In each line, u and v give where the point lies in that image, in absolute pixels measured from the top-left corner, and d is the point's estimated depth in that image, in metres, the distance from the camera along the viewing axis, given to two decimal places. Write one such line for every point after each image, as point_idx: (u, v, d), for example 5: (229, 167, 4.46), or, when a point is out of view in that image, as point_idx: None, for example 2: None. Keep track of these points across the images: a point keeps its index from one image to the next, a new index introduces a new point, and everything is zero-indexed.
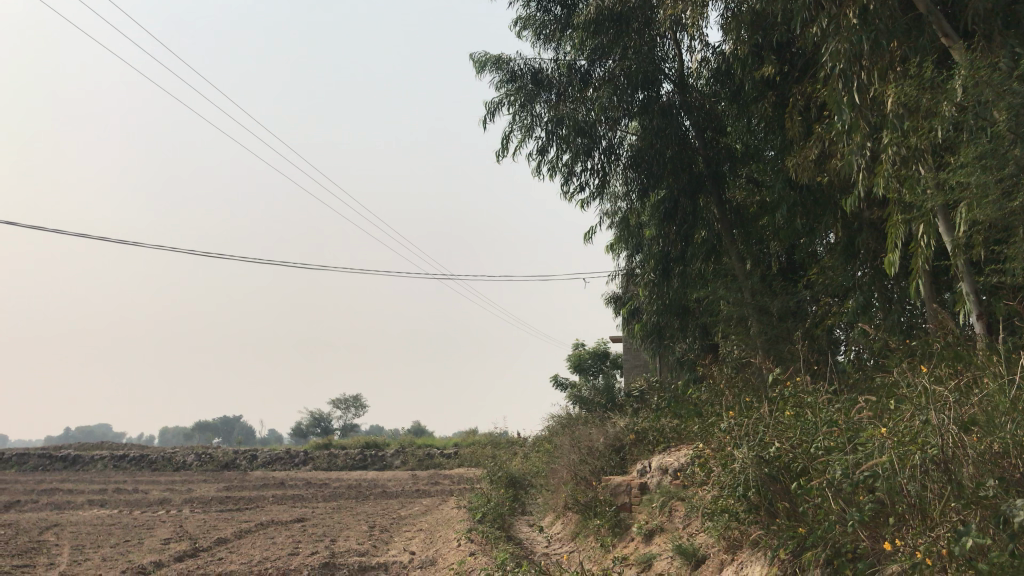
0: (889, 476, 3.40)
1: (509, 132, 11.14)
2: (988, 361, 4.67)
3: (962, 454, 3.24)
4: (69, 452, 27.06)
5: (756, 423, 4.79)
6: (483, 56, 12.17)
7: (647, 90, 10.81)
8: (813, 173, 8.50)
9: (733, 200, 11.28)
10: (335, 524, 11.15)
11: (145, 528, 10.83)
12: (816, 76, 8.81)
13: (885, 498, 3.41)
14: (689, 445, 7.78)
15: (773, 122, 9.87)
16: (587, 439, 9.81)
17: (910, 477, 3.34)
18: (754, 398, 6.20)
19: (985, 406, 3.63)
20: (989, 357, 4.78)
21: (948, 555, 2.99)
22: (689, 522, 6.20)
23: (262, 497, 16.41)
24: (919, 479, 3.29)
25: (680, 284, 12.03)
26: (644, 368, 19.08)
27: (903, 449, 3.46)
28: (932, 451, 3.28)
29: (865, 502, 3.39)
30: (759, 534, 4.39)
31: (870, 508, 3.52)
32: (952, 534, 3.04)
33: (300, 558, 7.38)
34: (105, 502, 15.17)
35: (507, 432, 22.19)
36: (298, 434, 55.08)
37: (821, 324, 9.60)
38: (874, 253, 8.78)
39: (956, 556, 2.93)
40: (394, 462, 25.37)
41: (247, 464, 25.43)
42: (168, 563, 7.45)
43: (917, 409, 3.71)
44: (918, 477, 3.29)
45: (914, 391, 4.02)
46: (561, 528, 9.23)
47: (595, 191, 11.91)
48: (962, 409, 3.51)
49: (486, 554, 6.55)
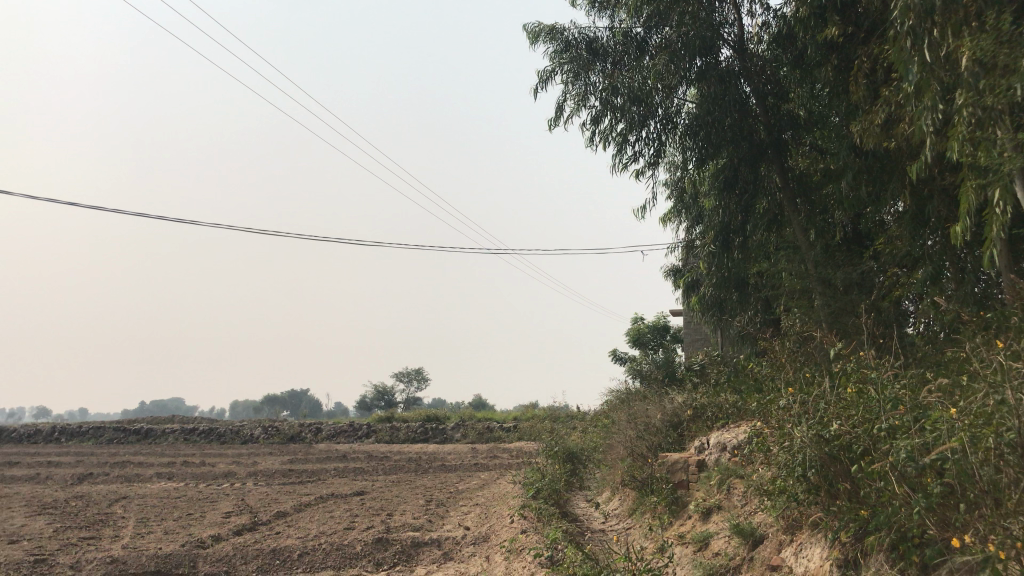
0: (963, 460, 3.17)
1: (562, 102, 10.92)
2: None
3: None
4: (142, 426, 27.88)
5: (816, 400, 4.59)
6: (536, 26, 11.93)
7: (705, 56, 10.49)
8: (880, 138, 8.13)
9: (796, 168, 10.98)
10: (394, 497, 11.22)
11: (208, 500, 11.07)
12: (883, 36, 8.40)
13: (955, 484, 3.20)
14: (749, 421, 7.57)
15: (838, 87, 9.47)
16: (644, 416, 9.65)
17: (984, 461, 3.13)
18: (816, 373, 5.97)
19: None
20: None
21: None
22: (748, 500, 6.03)
23: (323, 470, 16.64)
24: (994, 464, 3.07)
25: (741, 257, 11.70)
26: (705, 342, 18.78)
27: (976, 430, 3.25)
28: (1009, 434, 3.06)
29: (935, 488, 3.18)
30: (819, 515, 4.22)
31: (939, 494, 3.30)
32: None
33: (355, 534, 7.41)
34: (172, 474, 15.55)
35: (566, 406, 22.11)
36: (362, 408, 55.94)
37: (888, 296, 9.26)
38: (944, 222, 8.37)
39: None
40: (454, 435, 25.55)
41: (311, 437, 25.86)
42: (226, 537, 7.56)
43: (994, 387, 3.46)
44: (993, 462, 3.07)
45: (991, 365, 3.78)
46: (617, 505, 9.12)
47: (652, 161, 11.63)
48: None
49: (539, 532, 6.47)
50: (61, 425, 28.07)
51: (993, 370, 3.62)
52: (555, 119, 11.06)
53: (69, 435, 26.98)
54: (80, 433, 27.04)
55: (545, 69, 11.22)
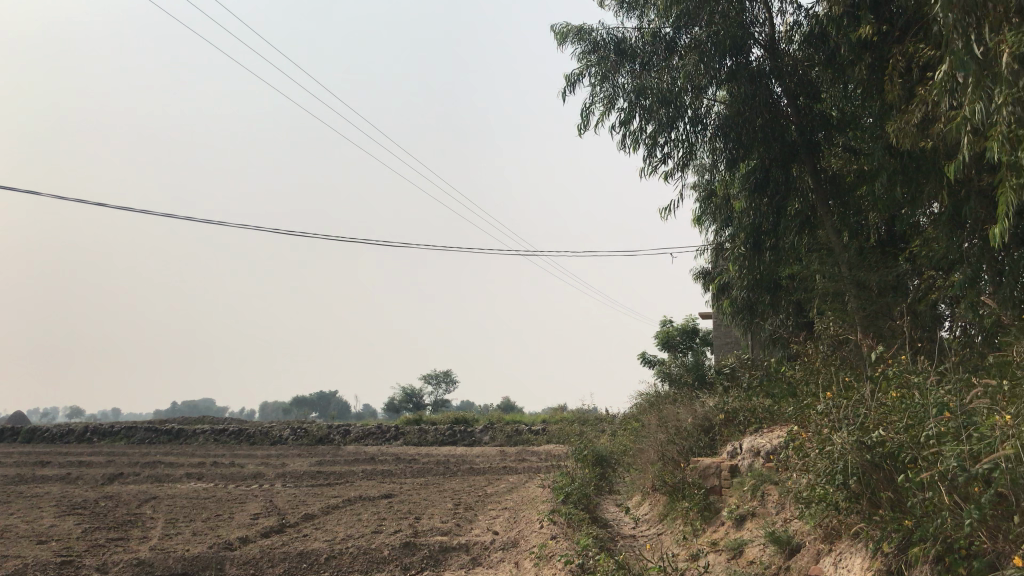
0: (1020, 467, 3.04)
1: (590, 104, 10.79)
2: None
3: None
4: (174, 426, 28.12)
5: (855, 406, 4.43)
6: (564, 27, 11.84)
7: (735, 56, 10.33)
8: (917, 137, 7.91)
9: (829, 169, 10.74)
10: (422, 500, 11.17)
11: (237, 502, 11.09)
12: (919, 34, 8.19)
13: (1010, 492, 3.06)
14: (783, 426, 7.41)
15: (871, 86, 9.26)
16: (675, 420, 9.49)
17: None
18: (854, 378, 5.81)
19: None
20: None
21: None
22: (783, 507, 5.88)
23: (352, 471, 16.67)
24: None
25: (772, 258, 11.46)
26: (736, 345, 18.54)
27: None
28: None
29: (988, 497, 3.05)
30: (860, 524, 4.07)
31: (991, 501, 3.18)
32: None
33: (382, 537, 7.35)
34: (202, 475, 15.63)
35: (595, 409, 21.96)
36: (391, 409, 56.19)
37: (924, 299, 9.04)
38: (983, 222, 8.13)
39: None
40: (482, 438, 25.47)
41: (340, 439, 25.93)
42: (254, 539, 7.54)
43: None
44: None
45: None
46: (648, 510, 8.99)
47: (681, 163, 11.44)
48: None
49: (568, 538, 6.37)
50: (95, 425, 28.40)
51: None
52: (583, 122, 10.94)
53: (102, 435, 27.27)
54: (113, 434, 27.29)
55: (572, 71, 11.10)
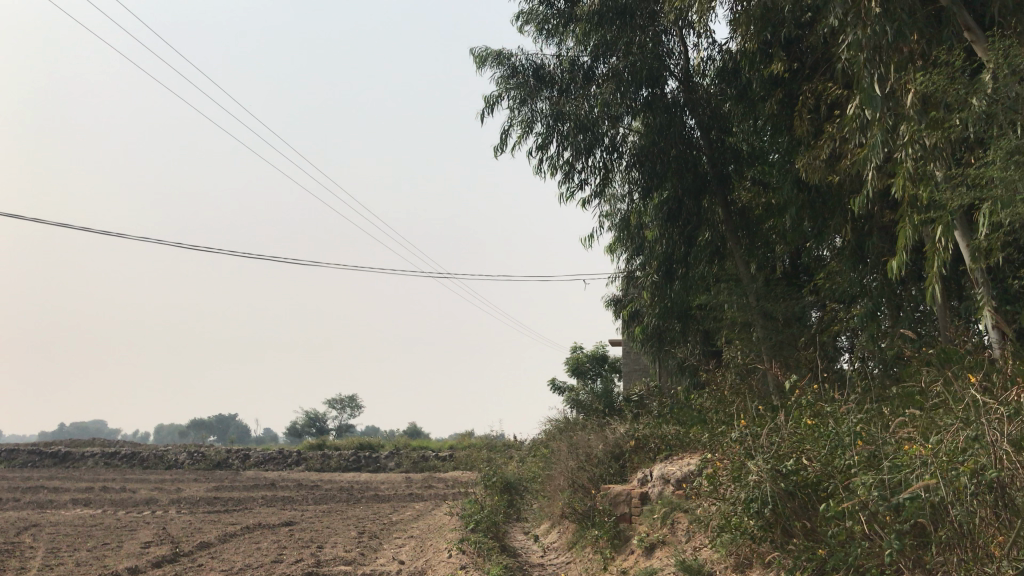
0: (938, 496, 3.09)
1: (508, 127, 10.78)
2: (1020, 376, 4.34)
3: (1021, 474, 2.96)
4: (60, 449, 26.66)
5: (770, 433, 4.45)
6: (483, 51, 11.83)
7: (651, 87, 10.48)
8: (824, 172, 8.15)
9: (739, 201, 10.99)
10: (326, 528, 10.82)
11: (127, 529, 10.51)
12: (827, 73, 8.48)
13: (927, 522, 3.11)
14: (694, 454, 7.44)
15: (780, 122, 9.53)
16: (586, 446, 9.45)
17: (958, 500, 3.04)
18: (765, 407, 5.87)
19: None
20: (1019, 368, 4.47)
21: None
22: (694, 535, 5.89)
23: (252, 498, 16.06)
24: (968, 504, 2.98)
25: (682, 287, 11.48)
26: (643, 372, 18.77)
27: (949, 468, 3.16)
28: (985, 474, 2.98)
29: (906, 526, 3.08)
30: (773, 553, 4.08)
31: (906, 531, 3.23)
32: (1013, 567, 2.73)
33: (283, 567, 7.03)
34: (90, 501, 14.80)
35: (503, 435, 21.85)
36: (293, 434, 54.84)
37: (827, 330, 9.30)
38: (884, 258, 8.42)
39: None
40: (388, 464, 25.02)
41: (240, 463, 25.07)
42: (145, 569, 7.10)
43: (963, 425, 3.42)
44: (967, 502, 2.98)
45: (953, 405, 3.70)
46: (557, 537, 8.92)
47: (596, 189, 11.54)
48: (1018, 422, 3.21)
49: (478, 568, 6.21)
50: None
51: (965, 405, 3.59)
52: (501, 144, 10.89)
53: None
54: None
55: (491, 93, 11.07)
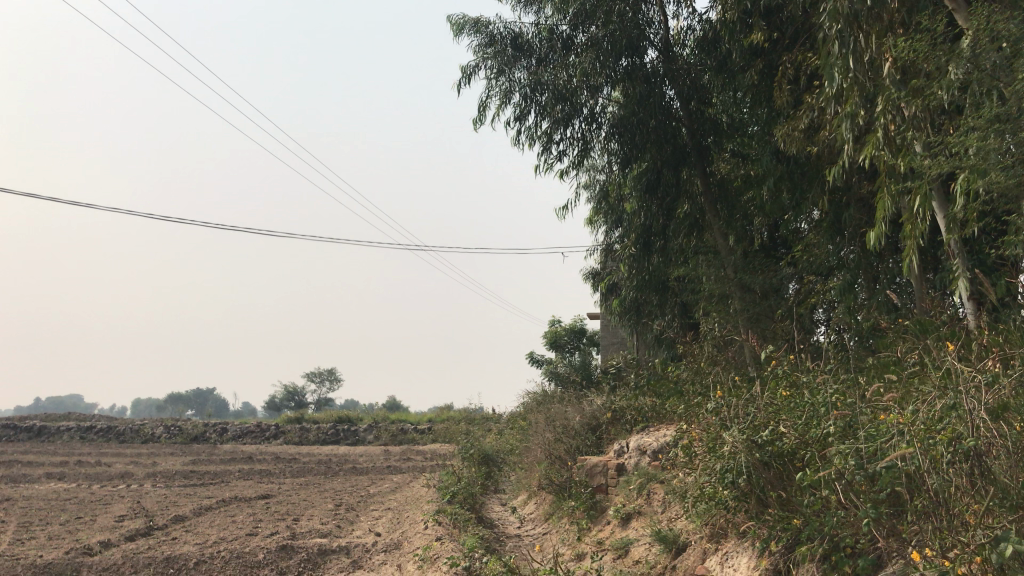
0: (914, 463, 3.08)
1: (485, 97, 10.63)
2: (994, 347, 4.34)
3: (997, 442, 2.96)
4: (35, 423, 26.38)
5: (746, 404, 4.44)
6: (462, 18, 11.65)
7: (630, 56, 10.40)
8: (803, 144, 8.12)
9: (717, 173, 10.95)
10: (302, 501, 10.78)
11: (102, 503, 10.41)
12: (807, 43, 8.42)
13: (903, 489, 3.09)
14: (670, 425, 7.45)
15: (760, 93, 9.48)
16: (563, 418, 9.45)
17: (935, 469, 3.04)
18: (742, 378, 5.86)
19: (1016, 389, 3.32)
20: (993, 339, 4.47)
21: (981, 559, 2.69)
22: (669, 506, 5.89)
23: (228, 471, 15.98)
24: (944, 473, 2.98)
25: (661, 261, 11.61)
26: (621, 345, 18.78)
27: (926, 437, 3.15)
28: (962, 443, 2.98)
29: (883, 494, 3.07)
30: (748, 523, 4.07)
31: (881, 500, 3.23)
32: (987, 538, 2.74)
33: (258, 540, 6.97)
34: (63, 475, 14.66)
35: (482, 408, 21.87)
36: (272, 408, 54.70)
37: (804, 303, 9.31)
38: (861, 230, 8.42)
39: (991, 563, 2.64)
40: (367, 437, 24.99)
41: (218, 437, 24.95)
42: (117, 542, 7.03)
43: (941, 394, 3.40)
44: (943, 471, 2.98)
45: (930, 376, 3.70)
46: (534, 509, 8.93)
47: (575, 160, 11.45)
48: (994, 391, 3.22)
49: (453, 540, 6.18)
50: None
51: (942, 375, 3.58)
52: (479, 115, 10.74)
53: None
54: None
55: (468, 63, 10.89)
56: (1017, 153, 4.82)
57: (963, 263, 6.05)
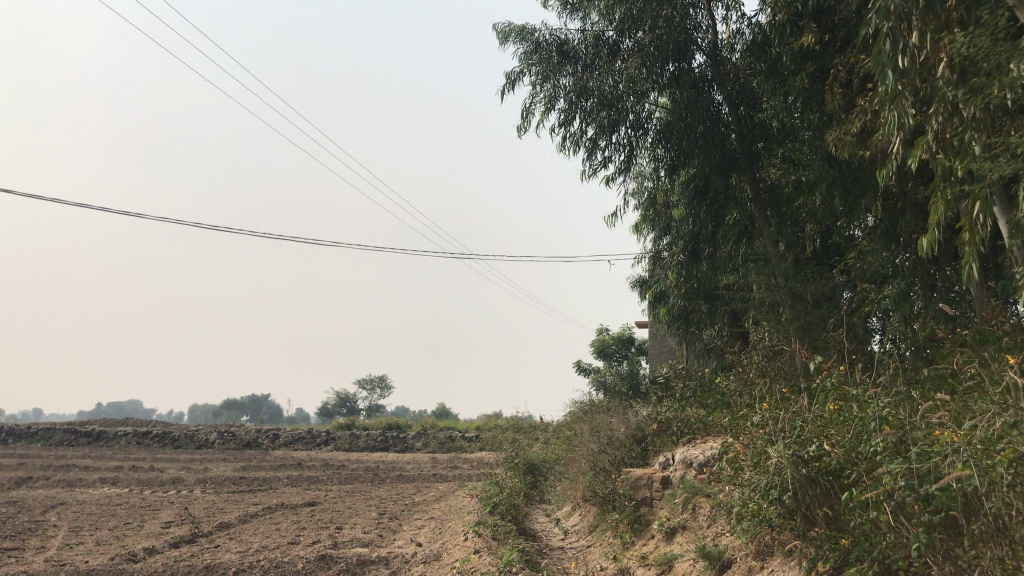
0: (972, 486, 2.90)
1: (530, 104, 10.55)
2: None
3: None
4: (94, 428, 26.98)
5: (792, 417, 4.27)
6: (507, 26, 11.59)
7: (678, 61, 10.23)
8: (855, 148, 7.88)
9: (767, 179, 10.71)
10: (347, 509, 10.80)
11: (151, 508, 10.55)
12: (860, 45, 8.20)
13: (960, 514, 2.91)
14: (716, 437, 7.26)
15: (811, 97, 9.25)
16: (607, 429, 9.30)
17: (995, 491, 2.86)
18: (790, 390, 5.68)
19: None
20: None
21: None
22: (714, 521, 5.74)
23: (277, 478, 16.12)
24: (1005, 495, 2.80)
25: (709, 268, 11.25)
26: (670, 354, 18.54)
27: (985, 456, 2.97)
28: None
29: (938, 518, 2.88)
30: (793, 542, 3.90)
31: (937, 523, 3.04)
32: None
33: (299, 549, 6.97)
34: (116, 480, 14.92)
35: (529, 417, 21.76)
36: (323, 414, 55.27)
37: (857, 311, 9.04)
38: (917, 237, 8.13)
39: None
40: (415, 444, 25.06)
41: (269, 443, 25.23)
42: (161, 549, 7.07)
43: (1001, 413, 3.21)
44: (1004, 493, 2.80)
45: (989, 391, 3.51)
46: (578, 520, 8.81)
47: (622, 167, 11.30)
48: None
49: (492, 552, 6.09)
50: (11, 426, 27.17)
51: (1002, 389, 3.39)
52: (523, 122, 10.67)
53: (17, 436, 26.00)
54: (31, 435, 26.06)
55: (513, 70, 10.83)
56: None
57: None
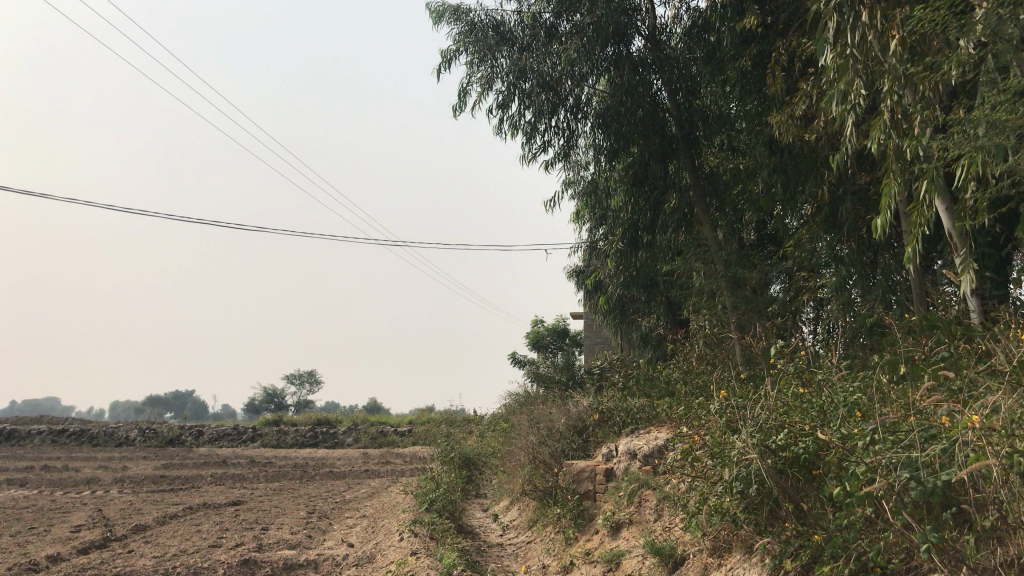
0: (982, 476, 2.69)
1: (466, 85, 10.16)
2: (1003, 341, 3.97)
3: None
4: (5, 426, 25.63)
5: (753, 405, 4.03)
6: (441, 5, 11.16)
7: (617, 44, 9.97)
8: (799, 132, 7.71)
9: (706, 166, 10.56)
10: (274, 508, 10.28)
11: (61, 512, 9.87)
12: (803, 28, 8.02)
13: (968, 508, 2.70)
14: (661, 429, 7.02)
15: (750, 82, 9.08)
16: (547, 421, 8.98)
17: (1001, 483, 2.61)
18: (741, 379, 5.45)
19: None
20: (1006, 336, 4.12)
21: None
22: (663, 513, 5.48)
23: (199, 476, 15.40)
24: (1010, 487, 2.54)
25: (647, 256, 11.07)
26: (605, 345, 18.40)
27: (986, 442, 2.72)
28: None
29: (945, 513, 2.64)
30: (757, 537, 3.68)
31: (941, 517, 2.82)
32: None
33: (219, 553, 6.47)
34: (25, 481, 14.03)
35: (463, 411, 21.42)
36: (252, 411, 53.96)
37: (796, 299, 8.93)
38: (858, 223, 8.04)
39: None
40: (346, 440, 24.47)
41: (193, 440, 24.31)
42: (67, 557, 6.50)
43: (1000, 397, 2.98)
44: (1010, 485, 2.54)
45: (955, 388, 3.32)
46: (517, 515, 8.51)
47: (560, 151, 10.99)
48: None
49: (430, 554, 5.71)
50: None
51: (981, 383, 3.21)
52: (459, 103, 10.28)
53: None
54: None
55: (448, 48, 10.43)
56: (1016, 145, 4.49)
57: (968, 257, 5.56)
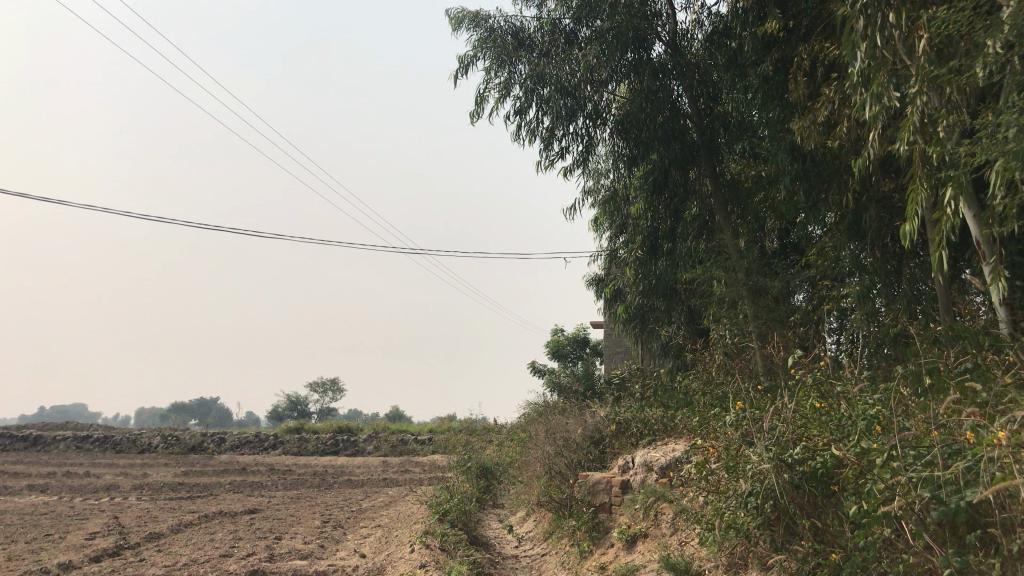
0: (1009, 495, 2.56)
1: (484, 90, 10.09)
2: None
3: None
4: (31, 432, 25.88)
5: (771, 417, 3.89)
6: (461, 12, 11.09)
7: (637, 50, 9.84)
8: (822, 138, 7.54)
9: (727, 173, 10.40)
10: (289, 517, 10.23)
11: (78, 519, 9.88)
12: (825, 32, 7.86)
13: (996, 530, 2.56)
14: (678, 440, 6.88)
15: (772, 88, 8.93)
16: (563, 431, 8.85)
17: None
18: (760, 390, 5.30)
19: None
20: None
21: None
22: (679, 528, 5.34)
23: (218, 483, 15.40)
24: None
25: (667, 264, 10.92)
26: (626, 355, 18.25)
27: (1013, 460, 2.58)
28: None
29: (969, 535, 2.51)
30: (773, 556, 3.54)
31: (967, 538, 2.68)
32: None
33: (230, 562, 6.41)
34: (46, 486, 14.10)
35: (483, 420, 21.33)
36: (275, 418, 54.07)
37: (818, 309, 8.75)
38: (882, 231, 7.86)
39: None
40: (366, 448, 24.45)
41: (215, 447, 24.40)
42: (78, 565, 6.46)
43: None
44: None
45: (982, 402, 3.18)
46: (533, 527, 8.38)
47: (579, 158, 10.87)
48: None
49: (440, 567, 5.60)
50: None
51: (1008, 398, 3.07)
52: (477, 109, 10.21)
53: None
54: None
55: (467, 54, 10.37)
56: None
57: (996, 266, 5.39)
